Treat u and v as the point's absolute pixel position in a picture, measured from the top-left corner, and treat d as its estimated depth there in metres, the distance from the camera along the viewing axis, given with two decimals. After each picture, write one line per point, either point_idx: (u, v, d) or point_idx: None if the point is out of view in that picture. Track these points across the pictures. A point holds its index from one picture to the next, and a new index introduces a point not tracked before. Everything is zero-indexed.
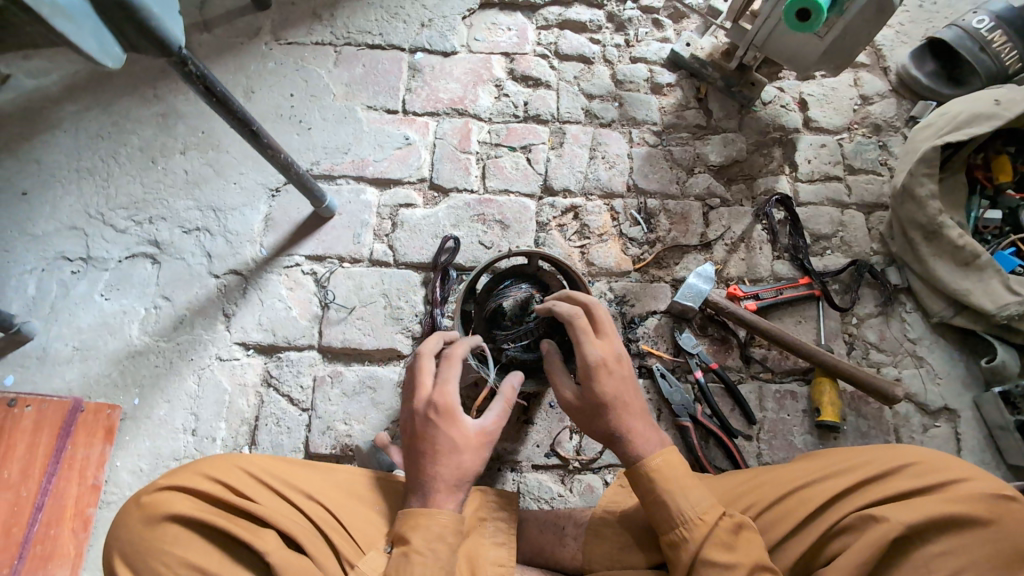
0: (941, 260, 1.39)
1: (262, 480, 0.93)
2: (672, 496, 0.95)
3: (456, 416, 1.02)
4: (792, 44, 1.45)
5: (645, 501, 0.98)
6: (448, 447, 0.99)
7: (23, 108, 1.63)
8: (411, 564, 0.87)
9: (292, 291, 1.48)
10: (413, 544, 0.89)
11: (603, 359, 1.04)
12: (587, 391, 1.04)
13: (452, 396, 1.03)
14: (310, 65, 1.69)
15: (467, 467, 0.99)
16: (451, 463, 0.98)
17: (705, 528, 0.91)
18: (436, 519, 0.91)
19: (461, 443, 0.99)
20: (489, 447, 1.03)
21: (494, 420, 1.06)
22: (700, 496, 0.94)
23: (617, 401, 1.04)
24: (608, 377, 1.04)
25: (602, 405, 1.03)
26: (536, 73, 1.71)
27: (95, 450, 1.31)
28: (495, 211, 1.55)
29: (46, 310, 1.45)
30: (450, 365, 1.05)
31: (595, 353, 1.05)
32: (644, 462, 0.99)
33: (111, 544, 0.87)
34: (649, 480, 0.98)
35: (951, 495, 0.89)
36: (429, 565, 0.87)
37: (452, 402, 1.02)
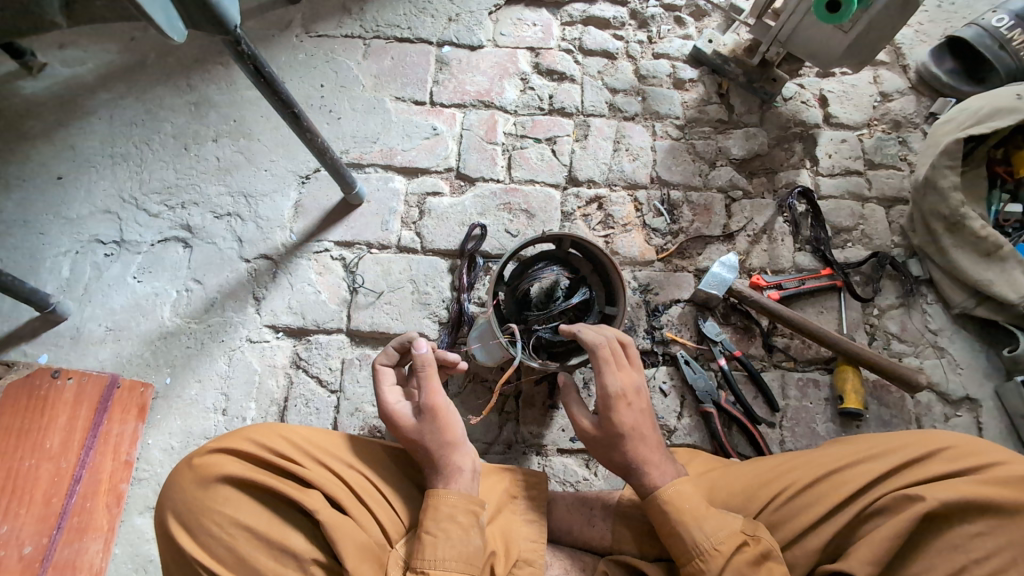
0: (963, 251, 1.41)
1: (305, 446, 0.96)
2: (689, 528, 0.95)
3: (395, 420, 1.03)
4: (816, 40, 1.49)
5: (661, 532, 0.99)
6: (407, 442, 1.01)
7: (60, 96, 1.67)
8: (424, 544, 0.89)
9: (321, 275, 1.51)
10: (425, 525, 0.91)
11: (623, 390, 1.05)
12: (606, 422, 1.05)
13: (384, 406, 1.05)
14: (340, 57, 1.73)
15: (432, 446, 0.99)
16: (422, 454, 1.00)
17: (721, 558, 0.92)
18: (444, 500, 0.93)
19: (416, 435, 1.00)
20: (441, 415, 1.01)
21: (434, 392, 1.03)
22: (715, 527, 0.95)
23: (635, 432, 1.05)
24: (625, 408, 1.04)
25: (619, 437, 1.04)
26: (560, 67, 1.74)
27: (129, 426, 1.33)
28: (520, 200, 1.58)
29: (80, 291, 1.47)
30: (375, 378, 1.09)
31: (615, 383, 1.05)
32: (657, 494, 1.00)
33: (165, 502, 0.93)
34: (663, 512, 0.98)
35: (986, 477, 0.90)
36: (443, 545, 0.89)
37: (386, 411, 1.04)
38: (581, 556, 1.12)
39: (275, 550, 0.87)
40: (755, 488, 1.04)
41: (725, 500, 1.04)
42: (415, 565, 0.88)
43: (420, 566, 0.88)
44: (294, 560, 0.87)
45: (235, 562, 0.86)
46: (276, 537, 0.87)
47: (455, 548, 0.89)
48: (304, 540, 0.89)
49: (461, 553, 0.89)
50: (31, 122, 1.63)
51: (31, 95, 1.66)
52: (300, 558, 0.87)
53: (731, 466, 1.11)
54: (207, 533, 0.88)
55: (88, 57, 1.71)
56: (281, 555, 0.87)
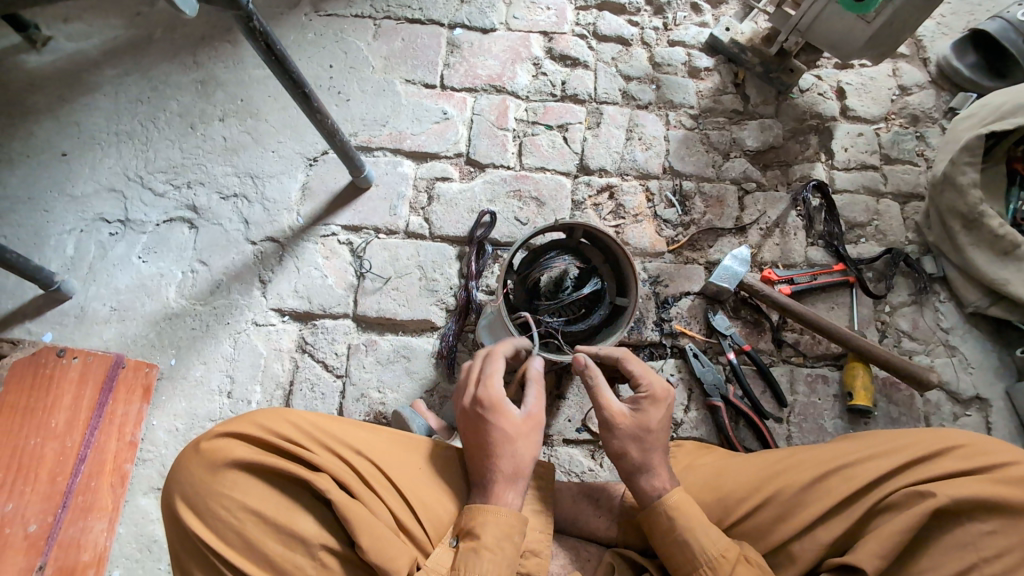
0: (979, 249, 1.39)
1: (314, 432, 0.95)
2: (697, 534, 0.92)
3: (505, 409, 1.01)
4: (836, 29, 1.46)
5: (665, 541, 0.95)
6: (505, 435, 0.98)
7: (64, 71, 1.64)
8: (480, 559, 0.87)
9: (328, 260, 1.49)
10: (482, 542, 0.89)
11: (666, 391, 1.06)
12: (642, 415, 1.04)
13: (497, 389, 1.03)
14: (349, 38, 1.70)
15: (522, 455, 0.99)
16: (508, 451, 0.98)
17: (729, 566, 0.90)
18: (500, 517, 0.92)
19: (514, 434, 0.99)
20: (539, 432, 1.03)
21: (538, 405, 1.06)
22: (718, 534, 0.93)
23: (660, 431, 1.04)
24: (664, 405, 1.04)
25: (648, 431, 1.02)
26: (574, 53, 1.71)
27: (133, 407, 1.32)
28: (531, 187, 1.56)
29: (84, 270, 1.46)
30: (491, 361, 1.05)
31: (660, 383, 1.07)
32: (665, 499, 0.96)
33: (173, 485, 0.93)
34: (670, 518, 0.95)
35: (998, 477, 0.89)
36: (497, 561, 0.88)
37: (498, 396, 1.02)
38: (586, 546, 1.12)
39: (284, 536, 0.86)
40: (761, 480, 1.01)
41: (731, 491, 1.02)
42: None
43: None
44: (303, 545, 0.86)
45: (244, 547, 0.86)
46: (286, 522, 0.87)
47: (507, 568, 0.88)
48: (313, 524, 0.88)
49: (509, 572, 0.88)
50: (35, 97, 1.61)
51: (35, 69, 1.64)
52: (309, 543, 0.86)
53: (735, 458, 1.09)
54: (215, 517, 0.87)
55: (92, 32, 1.68)
56: (291, 540, 0.86)
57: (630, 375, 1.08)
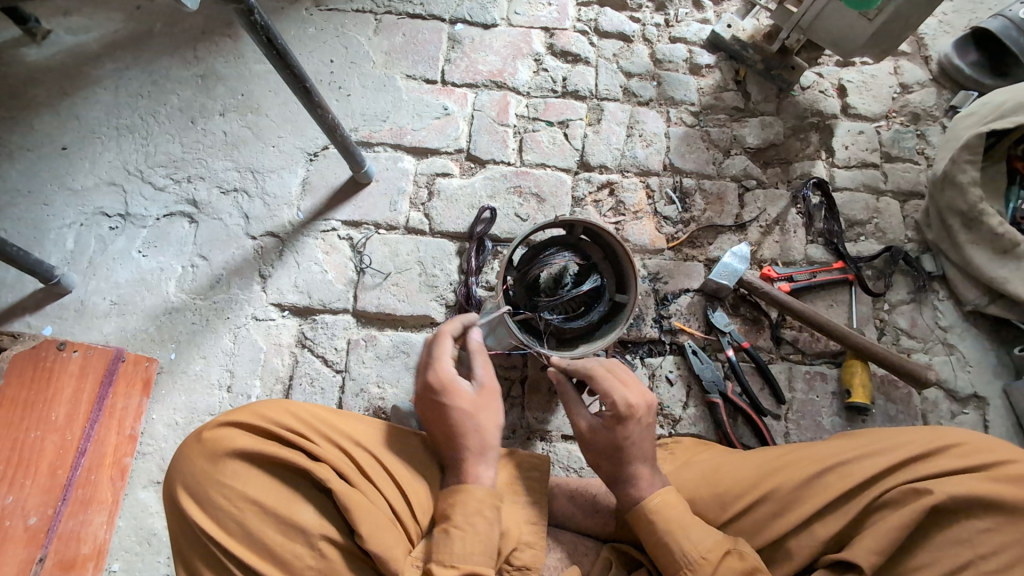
0: (979, 248, 1.40)
1: (314, 423, 0.96)
2: (677, 537, 0.93)
3: (458, 388, 1.03)
4: (838, 27, 1.46)
5: (649, 543, 0.95)
6: (465, 412, 1.01)
7: (64, 65, 1.64)
8: (451, 539, 0.89)
9: (329, 255, 1.49)
10: (453, 519, 0.90)
11: (632, 406, 1.01)
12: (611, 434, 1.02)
13: (447, 371, 1.05)
14: (350, 33, 1.69)
15: (486, 428, 1.01)
16: (471, 427, 1.00)
17: (710, 568, 0.89)
18: (471, 495, 0.93)
19: (473, 409, 1.02)
20: (496, 402, 1.06)
21: (491, 380, 1.09)
22: (703, 534, 0.92)
23: (637, 445, 1.02)
24: (631, 424, 1.00)
25: (620, 450, 1.01)
26: (575, 49, 1.71)
27: (133, 401, 1.32)
28: (531, 183, 1.56)
29: (84, 264, 1.46)
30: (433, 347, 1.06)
31: (626, 398, 1.02)
32: (641, 505, 0.97)
33: (173, 475, 0.93)
34: (649, 522, 0.95)
35: (993, 475, 0.90)
36: (470, 538, 0.89)
37: (449, 377, 1.04)
38: (583, 541, 1.13)
39: (284, 526, 0.87)
40: (759, 477, 1.01)
41: (729, 487, 1.02)
42: (439, 563, 0.88)
43: (448, 559, 0.87)
44: (303, 536, 0.86)
45: (244, 537, 0.86)
46: (286, 513, 0.87)
47: (482, 543, 0.89)
48: (314, 514, 0.89)
49: (485, 547, 0.89)
50: (35, 91, 1.60)
51: (35, 63, 1.63)
52: (309, 534, 0.87)
53: (733, 455, 1.09)
54: (215, 507, 0.88)
55: (92, 25, 1.68)
56: (290, 531, 0.87)
57: (597, 389, 1.04)
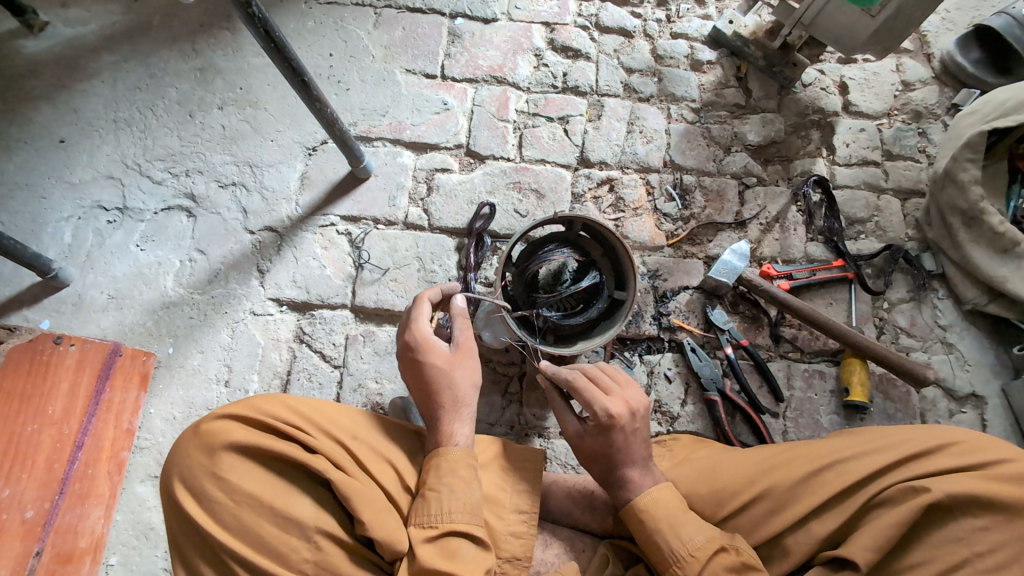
0: (979, 247, 1.39)
1: (311, 415, 0.95)
2: (666, 535, 0.93)
3: (435, 345, 1.06)
4: (841, 23, 1.45)
5: (641, 541, 0.96)
6: (440, 368, 1.04)
7: (62, 57, 1.63)
8: (428, 501, 0.90)
9: (327, 250, 1.49)
10: (428, 482, 0.92)
11: (615, 416, 1.00)
12: (598, 441, 1.03)
13: (425, 329, 1.07)
14: (349, 27, 1.68)
15: (461, 384, 1.04)
16: (447, 383, 1.03)
17: (698, 566, 0.89)
18: (446, 457, 0.94)
19: (449, 366, 1.05)
20: (473, 360, 1.10)
21: (468, 339, 1.12)
22: (695, 531, 0.92)
23: (626, 449, 1.01)
24: (617, 432, 1.00)
25: (609, 455, 1.02)
26: (576, 44, 1.70)
27: (131, 395, 1.32)
28: (531, 179, 1.55)
29: (82, 257, 1.46)
30: (413, 307, 1.09)
31: (607, 409, 1.01)
32: (634, 504, 0.97)
33: (170, 468, 0.93)
34: (640, 520, 0.96)
35: (991, 474, 0.89)
36: (446, 498, 0.90)
37: (426, 335, 1.07)
38: (580, 537, 1.13)
39: (280, 519, 0.87)
40: (756, 475, 1.01)
41: (726, 484, 1.02)
42: (416, 523, 0.90)
43: (426, 519, 0.89)
44: (300, 529, 0.86)
45: (240, 530, 0.86)
46: (282, 506, 0.87)
47: (461, 501, 0.90)
48: (310, 507, 0.88)
49: (463, 506, 0.90)
50: (33, 83, 1.60)
51: (32, 55, 1.62)
52: (306, 527, 0.87)
53: (730, 452, 1.09)
54: (212, 500, 0.88)
55: (90, 18, 1.67)
56: (287, 524, 0.86)
57: (580, 399, 1.04)
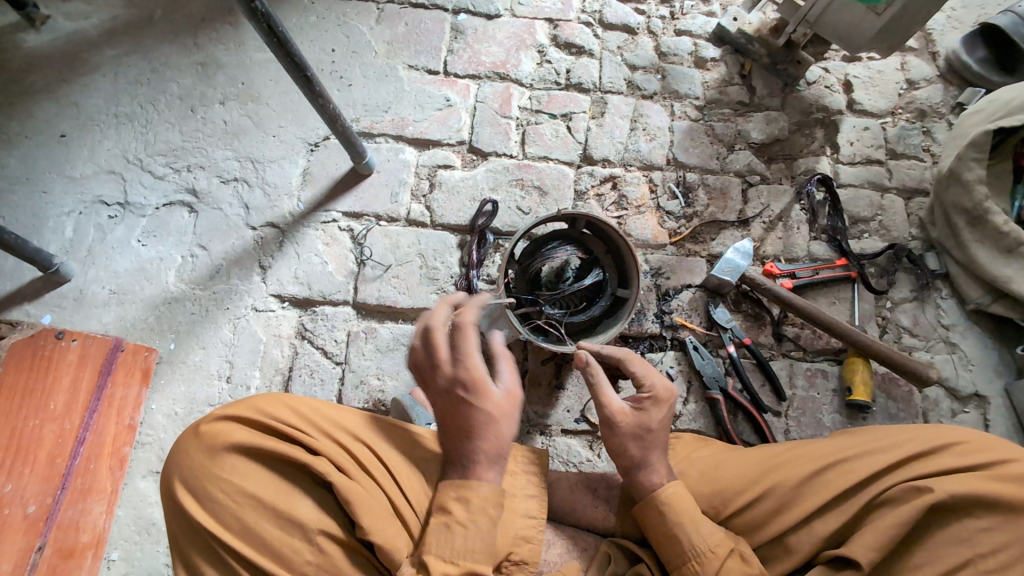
0: (983, 247, 1.39)
1: (312, 416, 0.95)
2: (685, 531, 0.93)
3: (487, 387, 0.95)
4: (846, 21, 1.44)
5: (656, 536, 0.96)
6: (488, 416, 0.93)
7: (62, 51, 1.62)
8: (452, 534, 0.87)
9: (329, 246, 1.48)
10: (456, 515, 0.88)
11: (670, 390, 1.05)
12: (644, 417, 1.01)
13: (478, 367, 0.95)
14: (352, 22, 1.68)
15: (505, 434, 0.94)
16: (490, 432, 0.93)
17: (717, 561, 0.90)
18: (478, 491, 0.90)
19: (497, 415, 0.94)
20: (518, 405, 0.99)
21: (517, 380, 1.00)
22: (711, 528, 0.93)
23: (662, 430, 1.02)
24: (667, 408, 1.03)
25: (650, 432, 1.00)
26: (579, 41, 1.69)
27: (133, 390, 1.32)
28: (534, 176, 1.55)
29: (83, 253, 1.45)
30: (464, 336, 0.96)
31: (662, 384, 1.05)
32: (657, 495, 0.96)
33: (172, 468, 0.93)
34: (661, 514, 0.95)
35: (995, 474, 0.89)
36: (471, 537, 0.87)
37: (479, 374, 0.94)
38: (583, 536, 1.13)
39: (281, 519, 0.86)
40: (758, 474, 1.01)
41: (729, 483, 1.02)
42: (435, 555, 0.86)
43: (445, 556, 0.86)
44: (301, 530, 0.86)
45: (241, 531, 0.86)
46: (283, 506, 0.87)
47: (484, 542, 0.88)
48: (311, 508, 0.88)
49: (486, 546, 0.88)
50: (34, 77, 1.59)
51: (33, 49, 1.61)
52: (307, 528, 0.86)
53: (732, 451, 1.09)
54: (213, 501, 0.88)
55: (91, 12, 1.66)
56: (288, 525, 0.86)
57: (635, 371, 1.06)
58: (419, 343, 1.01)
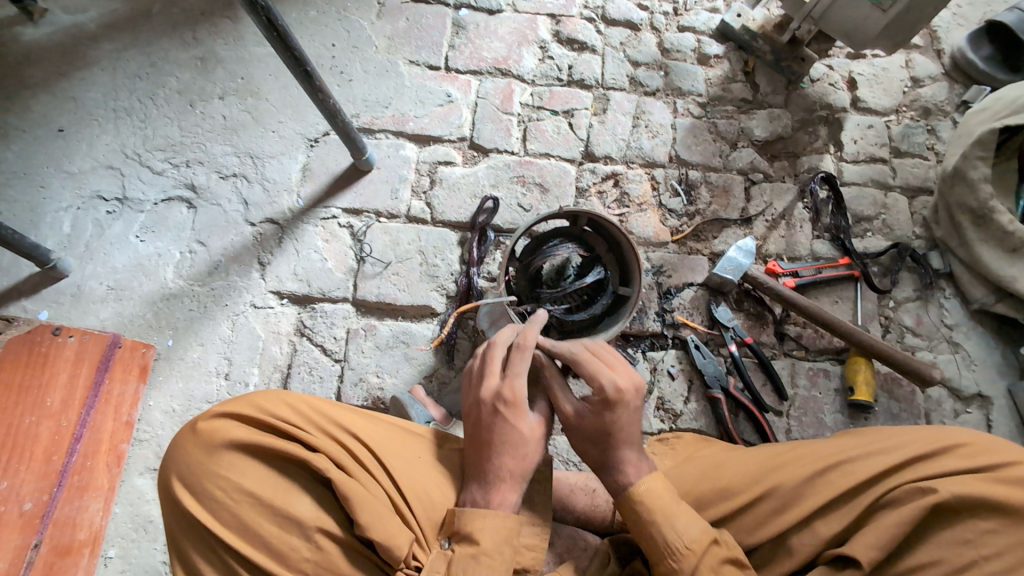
0: (988, 246, 1.38)
1: (310, 413, 0.94)
2: (660, 527, 0.90)
3: (524, 410, 0.97)
4: (852, 18, 1.43)
5: (633, 528, 0.93)
6: (520, 437, 0.95)
7: (60, 45, 1.61)
8: (478, 567, 0.85)
9: (328, 243, 1.47)
10: (480, 545, 0.86)
11: (620, 390, 0.95)
12: (598, 419, 0.96)
13: (521, 389, 0.98)
14: (353, 16, 1.66)
15: (530, 458, 0.96)
16: (517, 453, 0.94)
17: (694, 558, 0.87)
18: (499, 520, 0.89)
19: (528, 438, 0.96)
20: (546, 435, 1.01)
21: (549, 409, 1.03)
22: (689, 523, 0.89)
23: (622, 430, 0.96)
24: (620, 409, 0.95)
25: (608, 435, 0.96)
26: (581, 37, 1.68)
27: (130, 387, 1.30)
28: (535, 173, 1.54)
29: (81, 248, 1.44)
30: (520, 356, 0.99)
31: (613, 384, 0.96)
32: (631, 490, 0.93)
33: (169, 466, 0.92)
34: (636, 510, 0.92)
35: (1000, 476, 0.88)
36: (495, 568, 0.86)
37: (521, 395, 0.97)
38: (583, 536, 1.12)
39: (279, 517, 0.86)
40: (759, 475, 1.01)
41: (730, 484, 1.01)
42: None
43: None
44: (299, 528, 0.85)
45: (240, 529, 0.85)
46: (281, 505, 0.86)
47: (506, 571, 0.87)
48: (311, 506, 0.87)
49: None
50: (32, 71, 1.58)
51: (30, 42, 1.60)
52: (305, 526, 0.85)
53: (733, 452, 1.08)
54: (211, 499, 0.87)
55: (90, 5, 1.65)
56: (287, 522, 0.85)
57: (583, 374, 0.99)
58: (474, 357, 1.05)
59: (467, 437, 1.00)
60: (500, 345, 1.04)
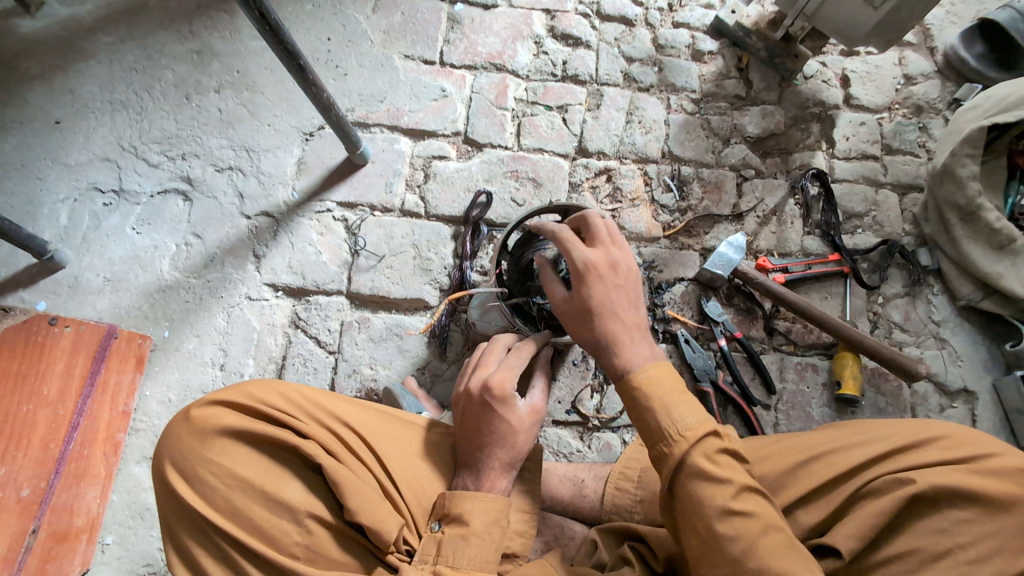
0: (976, 243, 1.39)
1: (302, 402, 0.96)
2: (656, 413, 0.86)
3: (513, 402, 0.99)
4: (844, 16, 1.43)
5: (630, 414, 0.89)
6: (509, 428, 0.98)
7: (57, 37, 1.61)
8: (469, 546, 0.88)
9: (323, 236, 1.48)
10: (472, 526, 0.90)
11: (591, 263, 0.93)
12: (576, 296, 0.94)
13: (511, 382, 1.00)
14: (348, 10, 1.67)
15: (522, 447, 0.99)
16: (507, 443, 0.97)
17: (687, 445, 0.82)
18: (490, 503, 0.92)
19: (517, 428, 0.98)
20: (539, 424, 1.03)
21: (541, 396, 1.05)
22: (688, 412, 0.85)
23: (605, 306, 0.93)
24: (593, 279, 0.92)
25: (589, 312, 0.93)
26: (576, 32, 1.68)
27: (127, 376, 1.32)
28: (528, 167, 1.55)
29: (78, 240, 1.45)
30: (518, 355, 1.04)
31: (584, 257, 0.93)
32: (629, 377, 0.89)
33: (162, 451, 0.94)
34: (632, 398, 0.88)
35: (980, 468, 0.89)
36: (486, 547, 0.89)
37: (510, 388, 0.99)
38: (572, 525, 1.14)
39: (270, 502, 0.87)
40: None
41: None
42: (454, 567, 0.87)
43: (462, 568, 0.87)
44: (289, 512, 0.87)
45: (231, 513, 0.87)
46: (273, 490, 0.88)
47: (496, 551, 0.90)
48: (301, 492, 0.89)
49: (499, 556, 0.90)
50: (29, 63, 1.58)
51: (27, 35, 1.61)
52: (295, 510, 0.87)
53: None
54: (204, 484, 0.89)
55: None
56: (277, 507, 0.87)
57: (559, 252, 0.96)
58: (475, 354, 1.10)
59: (462, 428, 1.01)
60: (501, 344, 1.09)
